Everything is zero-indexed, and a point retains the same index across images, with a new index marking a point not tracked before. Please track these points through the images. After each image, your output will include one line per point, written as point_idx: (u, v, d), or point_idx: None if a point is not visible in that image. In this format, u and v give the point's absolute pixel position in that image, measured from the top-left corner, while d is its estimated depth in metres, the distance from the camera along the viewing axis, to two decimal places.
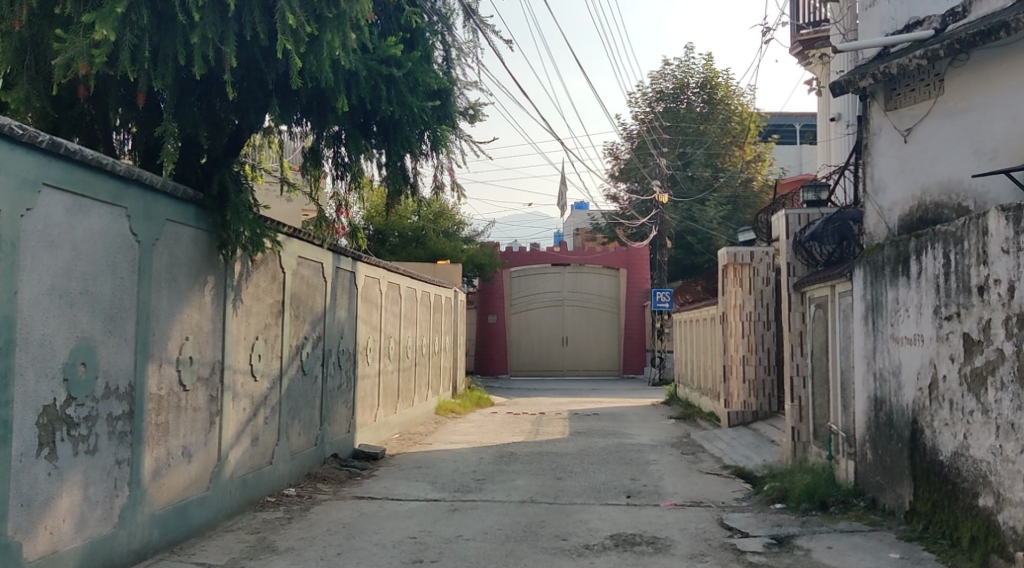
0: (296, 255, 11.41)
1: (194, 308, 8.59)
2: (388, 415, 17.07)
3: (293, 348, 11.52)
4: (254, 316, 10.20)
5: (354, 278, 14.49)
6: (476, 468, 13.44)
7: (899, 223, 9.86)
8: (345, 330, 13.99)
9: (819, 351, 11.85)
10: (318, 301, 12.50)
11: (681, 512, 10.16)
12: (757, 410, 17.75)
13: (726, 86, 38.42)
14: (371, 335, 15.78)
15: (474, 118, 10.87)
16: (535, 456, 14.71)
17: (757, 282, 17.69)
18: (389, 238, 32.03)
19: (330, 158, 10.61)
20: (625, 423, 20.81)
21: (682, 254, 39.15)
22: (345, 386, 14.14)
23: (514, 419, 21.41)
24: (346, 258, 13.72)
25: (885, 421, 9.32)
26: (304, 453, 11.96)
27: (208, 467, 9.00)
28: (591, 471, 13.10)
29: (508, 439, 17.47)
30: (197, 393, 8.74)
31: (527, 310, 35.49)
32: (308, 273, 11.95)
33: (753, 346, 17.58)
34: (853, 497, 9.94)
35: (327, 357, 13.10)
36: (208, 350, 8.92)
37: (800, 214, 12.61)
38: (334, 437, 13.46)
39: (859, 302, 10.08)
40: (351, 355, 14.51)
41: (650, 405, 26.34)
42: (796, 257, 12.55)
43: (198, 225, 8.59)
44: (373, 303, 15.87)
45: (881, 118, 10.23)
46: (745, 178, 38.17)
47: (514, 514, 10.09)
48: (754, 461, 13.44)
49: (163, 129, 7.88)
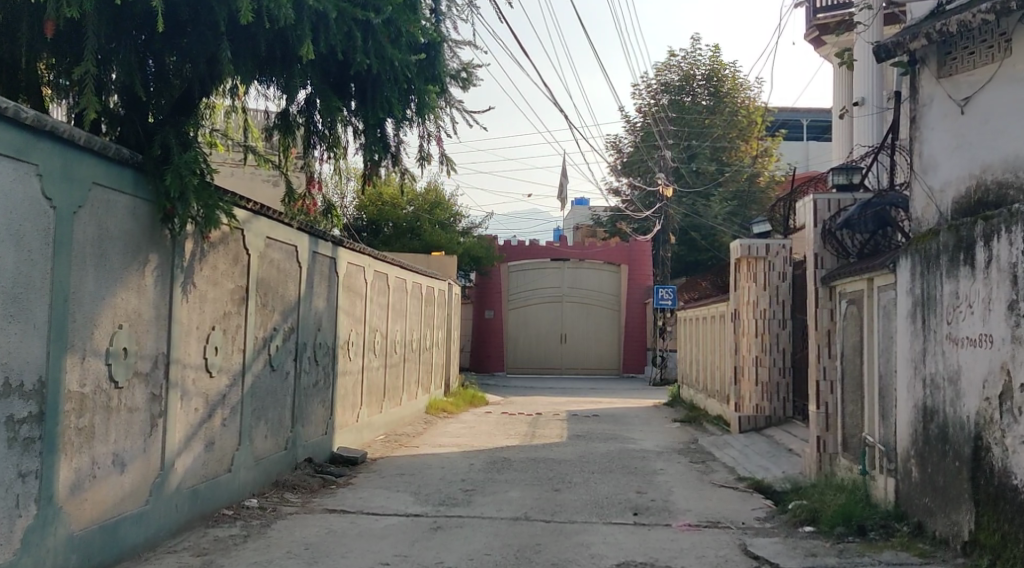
0: (264, 236, 10.13)
1: (131, 291, 7.32)
2: (373, 415, 15.79)
3: (259, 341, 10.21)
4: (210, 303, 8.89)
5: (335, 264, 13.18)
6: (465, 477, 12.11)
7: (954, 206, 8.53)
8: (322, 321, 12.68)
9: (850, 352, 10.56)
10: (290, 289, 11.20)
11: (696, 535, 8.89)
12: (770, 415, 16.46)
13: (732, 79, 37.37)
14: (354, 328, 14.47)
15: (465, 81, 9.57)
16: (529, 463, 13.37)
17: (772, 277, 16.40)
18: (383, 229, 30.93)
19: (301, 123, 9.30)
20: (627, 426, 19.52)
21: (686, 250, 37.68)
22: (323, 383, 12.85)
23: (509, 420, 20.10)
24: (325, 242, 12.39)
25: (938, 436, 8.04)
26: (271, 459, 10.64)
27: (146, 478, 7.70)
28: (592, 481, 11.79)
29: (501, 442, 16.17)
30: (134, 392, 7.43)
31: (524, 305, 34.22)
32: (278, 257, 10.65)
33: (767, 346, 16.32)
34: (894, 521, 8.68)
35: (302, 351, 11.80)
36: (148, 341, 7.63)
37: (830, 199, 11.31)
38: (308, 440, 12.16)
39: (905, 298, 8.79)
40: (331, 349, 13.23)
41: (653, 406, 25.07)
42: (825, 248, 11.30)
43: (140, 194, 7.31)
44: (357, 293, 14.57)
45: (932, 87, 8.91)
46: (751, 174, 36.87)
47: (505, 535, 8.78)
48: (773, 474, 12.11)
49: (84, 69, 6.62)
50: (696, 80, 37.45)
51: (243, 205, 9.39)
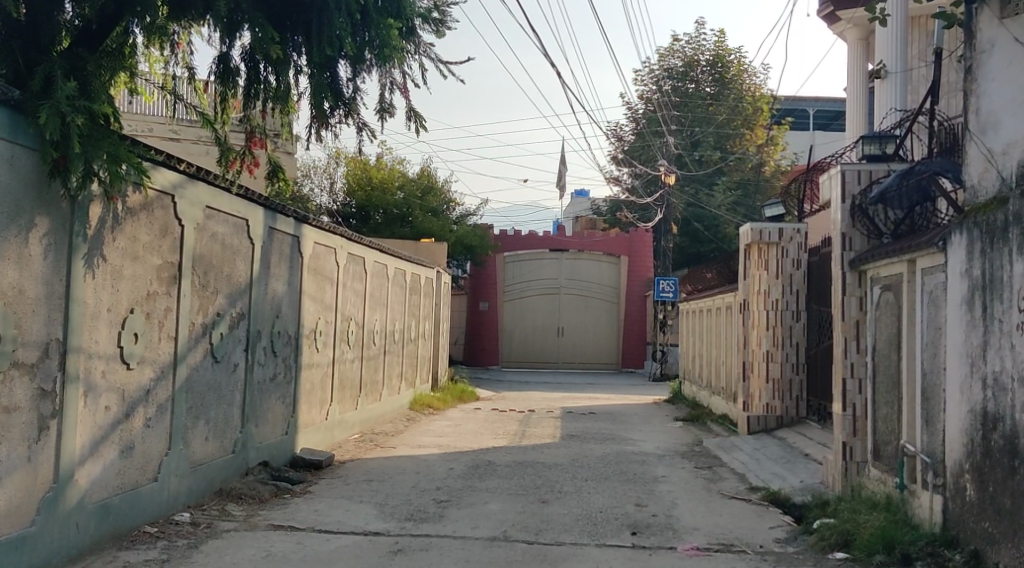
0: (203, 204, 8.71)
1: (9, 263, 5.99)
2: (346, 413, 14.33)
3: (195, 328, 8.76)
4: (127, 282, 7.45)
5: (298, 243, 11.71)
6: (439, 485, 10.62)
7: (1020, 169, 7.05)
8: (282, 307, 11.22)
9: (885, 346, 9.13)
10: (240, 270, 9.75)
11: (707, 563, 7.51)
12: (781, 415, 14.96)
13: (738, 65, 35.99)
14: (322, 316, 13.03)
15: (439, 26, 8.23)
16: (515, 469, 11.91)
17: (785, 265, 15.01)
18: (373, 216, 29.57)
19: (245, 73, 8.02)
20: (625, 425, 18.09)
21: (687, 242, 35.79)
22: (284, 378, 11.40)
23: (498, 417, 18.65)
24: (284, 217, 10.94)
25: (1006, 448, 6.63)
26: (213, 465, 9.20)
27: (33, 493, 6.32)
28: (585, 491, 10.37)
29: (488, 442, 14.71)
30: (13, 388, 6.06)
31: (520, 297, 32.70)
32: (221, 230, 9.20)
33: (779, 341, 14.94)
34: (943, 549, 7.27)
35: (255, 340, 10.34)
36: (34, 325, 6.22)
37: (861, 170, 9.92)
38: (263, 442, 10.72)
39: (957, 280, 7.39)
40: (294, 340, 11.79)
41: (652, 404, 23.63)
42: (854, 227, 9.89)
43: (17, 138, 5.98)
44: (327, 277, 13.12)
45: (993, 30, 7.45)
46: (756, 163, 35.47)
47: (477, 562, 7.32)
48: (791, 484, 10.64)
49: None
50: (699, 66, 36.08)
51: (173, 166, 7.99)
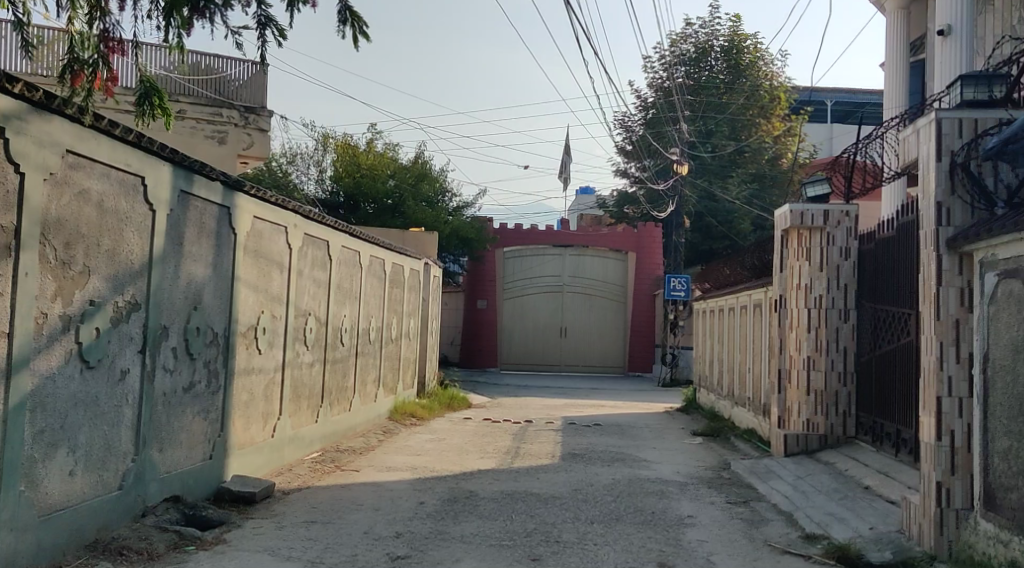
0: (61, 148, 6.26)
1: None
2: (301, 428, 11.80)
3: (51, 324, 6.31)
4: None
5: (229, 216, 9.20)
6: (400, 530, 8.11)
7: None
8: (203, 296, 8.71)
9: (1007, 354, 6.64)
10: (131, 243, 7.25)
11: None
12: (825, 434, 12.37)
13: (754, 50, 33.38)
14: (266, 310, 10.51)
15: None
16: (503, 504, 9.41)
17: (831, 254, 12.47)
18: (362, 206, 26.96)
19: None
20: (636, 441, 15.59)
21: (699, 238, 32.90)
22: (205, 387, 8.88)
23: (490, 430, 16.12)
24: (202, 179, 8.43)
25: None
26: (86, 507, 6.75)
27: None
28: (592, 540, 7.91)
29: (473, 463, 12.19)
30: None
31: (522, 295, 30.20)
32: (96, 186, 6.73)
33: (823, 345, 12.39)
34: None
35: (159, 339, 7.85)
36: None
37: (963, 118, 7.46)
38: (173, 469, 8.21)
39: None
40: (223, 339, 9.28)
41: (663, 414, 21.07)
42: (955, 194, 7.40)
43: None
44: (273, 261, 10.61)
45: None
46: (773, 154, 32.92)
47: None
48: (862, 534, 8.13)
49: None
50: (712, 52, 33.48)
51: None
